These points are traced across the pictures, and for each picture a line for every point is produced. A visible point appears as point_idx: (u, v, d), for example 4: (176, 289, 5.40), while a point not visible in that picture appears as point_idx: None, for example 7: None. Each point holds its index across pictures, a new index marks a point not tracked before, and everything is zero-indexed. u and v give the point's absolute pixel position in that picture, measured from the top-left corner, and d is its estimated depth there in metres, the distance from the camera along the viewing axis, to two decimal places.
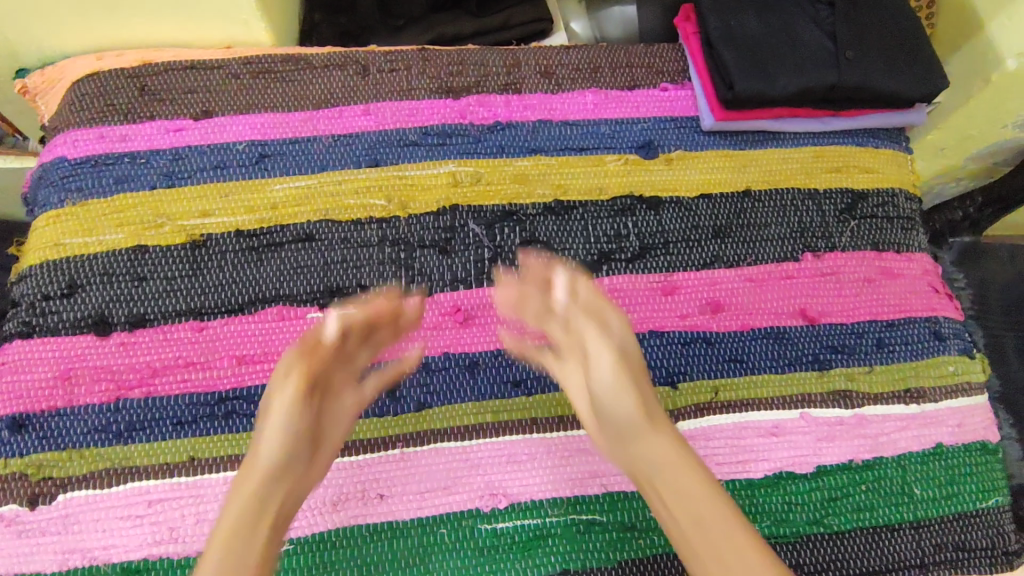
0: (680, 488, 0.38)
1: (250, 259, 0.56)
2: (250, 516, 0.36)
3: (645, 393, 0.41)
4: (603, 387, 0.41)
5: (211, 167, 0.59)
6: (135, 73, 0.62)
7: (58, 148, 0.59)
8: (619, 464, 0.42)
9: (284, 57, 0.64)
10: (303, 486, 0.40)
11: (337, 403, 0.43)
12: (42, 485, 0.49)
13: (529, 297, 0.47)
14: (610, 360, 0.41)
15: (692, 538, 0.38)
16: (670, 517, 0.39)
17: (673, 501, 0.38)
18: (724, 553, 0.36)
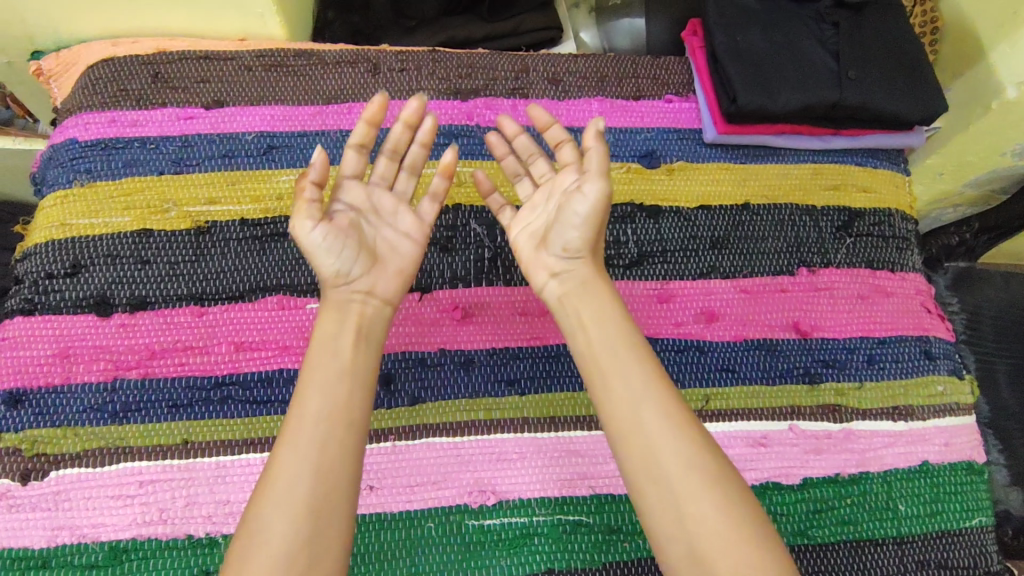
0: (608, 326, 0.46)
1: (253, 248, 0.57)
2: (327, 338, 0.45)
3: (599, 233, 0.49)
4: (571, 222, 0.48)
5: (220, 155, 0.60)
6: (149, 60, 0.63)
7: (69, 130, 0.60)
8: (545, 282, 0.50)
9: (296, 51, 0.65)
10: (378, 283, 0.48)
11: (392, 216, 0.51)
12: (35, 461, 0.50)
13: (525, 150, 0.56)
14: (591, 208, 0.48)
15: (604, 364, 0.45)
16: (585, 341, 0.46)
17: (597, 333, 0.46)
18: (634, 387, 0.43)
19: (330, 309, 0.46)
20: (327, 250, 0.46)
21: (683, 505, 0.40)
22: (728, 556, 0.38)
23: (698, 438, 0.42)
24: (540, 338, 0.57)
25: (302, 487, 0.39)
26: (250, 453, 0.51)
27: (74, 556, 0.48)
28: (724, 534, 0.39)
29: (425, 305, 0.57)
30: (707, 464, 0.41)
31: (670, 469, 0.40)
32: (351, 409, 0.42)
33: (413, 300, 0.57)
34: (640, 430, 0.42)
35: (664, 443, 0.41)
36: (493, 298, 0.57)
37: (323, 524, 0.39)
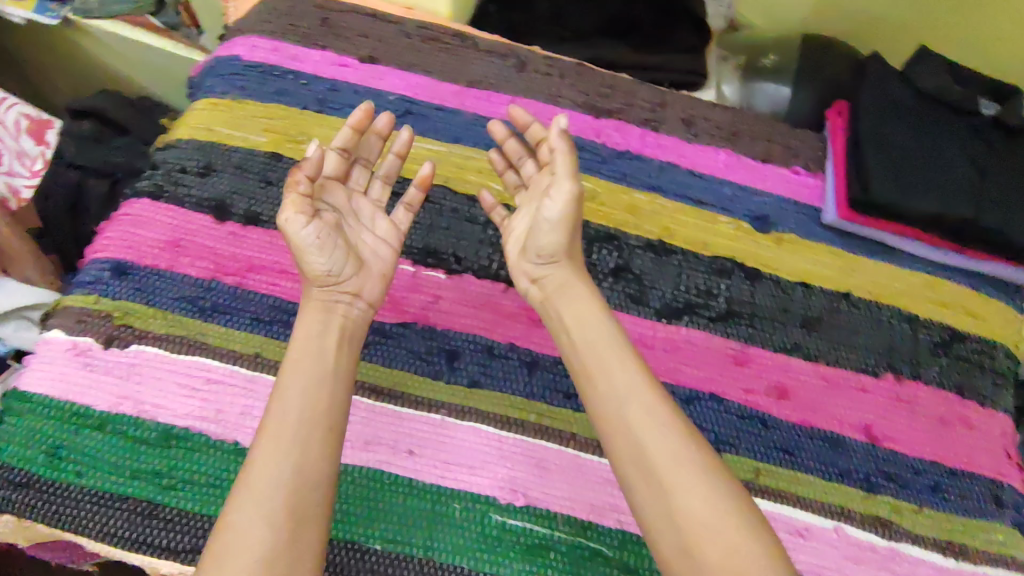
0: (592, 326, 0.49)
1: None
2: (310, 346, 0.47)
3: (574, 236, 0.52)
4: (548, 231, 0.52)
5: (360, 107, 0.63)
6: (323, 6, 0.68)
7: (237, 48, 0.65)
8: (528, 288, 0.54)
9: (454, 32, 0.69)
10: (365, 286, 0.52)
11: (370, 222, 0.55)
12: (121, 330, 0.52)
13: (514, 151, 0.59)
14: (561, 215, 0.51)
15: (590, 361, 0.47)
16: (570, 342, 0.49)
17: (580, 334, 0.49)
18: (616, 383, 0.46)
19: (319, 316, 0.49)
20: (319, 249, 0.49)
21: (671, 497, 0.41)
22: (717, 540, 0.39)
23: (680, 429, 0.44)
24: None
25: (280, 493, 0.41)
26: None
27: (128, 427, 0.50)
28: (710, 519, 0.40)
29: (507, 298, 0.58)
30: (689, 455, 0.43)
31: (654, 461, 0.43)
32: (331, 412, 0.45)
33: (498, 290, 0.58)
34: (623, 424, 0.44)
35: (647, 434, 0.44)
36: None
37: (302, 529, 0.40)
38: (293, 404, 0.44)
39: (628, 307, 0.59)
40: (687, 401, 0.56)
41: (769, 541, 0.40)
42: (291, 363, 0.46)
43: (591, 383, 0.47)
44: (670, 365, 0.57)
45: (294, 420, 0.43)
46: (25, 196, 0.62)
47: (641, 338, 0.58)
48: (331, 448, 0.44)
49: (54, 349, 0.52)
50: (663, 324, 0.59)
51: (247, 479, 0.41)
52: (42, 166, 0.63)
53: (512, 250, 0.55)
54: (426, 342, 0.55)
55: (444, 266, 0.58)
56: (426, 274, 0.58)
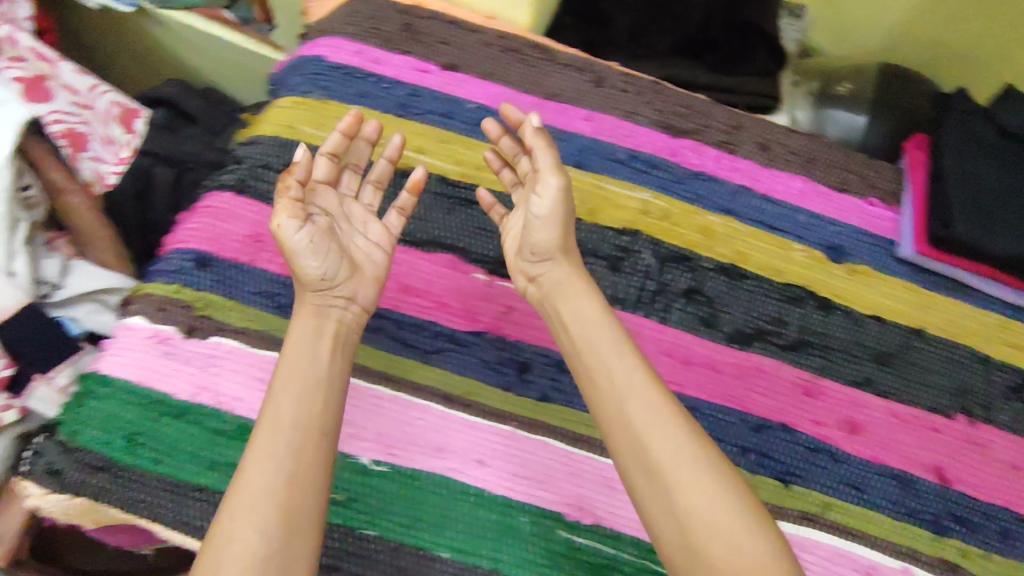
0: (593, 324, 0.47)
1: (443, 205, 0.60)
2: (304, 346, 0.46)
3: (568, 235, 0.51)
4: (544, 229, 0.50)
5: (440, 114, 0.64)
6: (406, 11, 0.68)
7: (320, 49, 0.66)
8: (525, 287, 0.52)
9: (534, 43, 0.69)
10: (358, 291, 0.50)
11: (363, 226, 0.53)
12: (202, 321, 0.53)
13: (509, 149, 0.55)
14: (554, 209, 0.50)
15: (591, 361, 0.46)
16: (570, 341, 0.48)
17: (582, 333, 0.47)
18: (618, 382, 0.44)
19: (313, 317, 0.48)
20: (312, 251, 0.48)
21: (678, 503, 0.40)
22: (728, 547, 0.38)
23: (687, 431, 0.42)
24: (678, 385, 0.57)
25: (272, 500, 0.39)
26: (385, 387, 0.53)
27: (207, 418, 0.50)
28: (721, 526, 0.38)
29: None
30: (695, 455, 0.41)
31: (659, 464, 0.41)
32: (324, 417, 0.43)
33: None
34: (627, 428, 0.42)
35: (651, 437, 0.42)
36: (646, 330, 0.58)
37: (294, 534, 0.39)
38: (285, 409, 0.43)
39: (699, 329, 0.59)
40: (756, 429, 0.56)
41: (782, 552, 0.38)
42: (281, 365, 0.45)
43: (594, 388, 0.45)
44: (740, 392, 0.57)
45: (284, 422, 0.42)
46: (108, 180, 0.72)
47: (712, 363, 0.58)
48: (324, 454, 0.42)
49: (136, 337, 0.53)
50: (734, 350, 0.58)
51: (238, 488, 0.40)
52: (127, 155, 0.73)
53: (512, 254, 0.54)
54: (498, 353, 0.56)
55: None
56: (500, 284, 0.58)
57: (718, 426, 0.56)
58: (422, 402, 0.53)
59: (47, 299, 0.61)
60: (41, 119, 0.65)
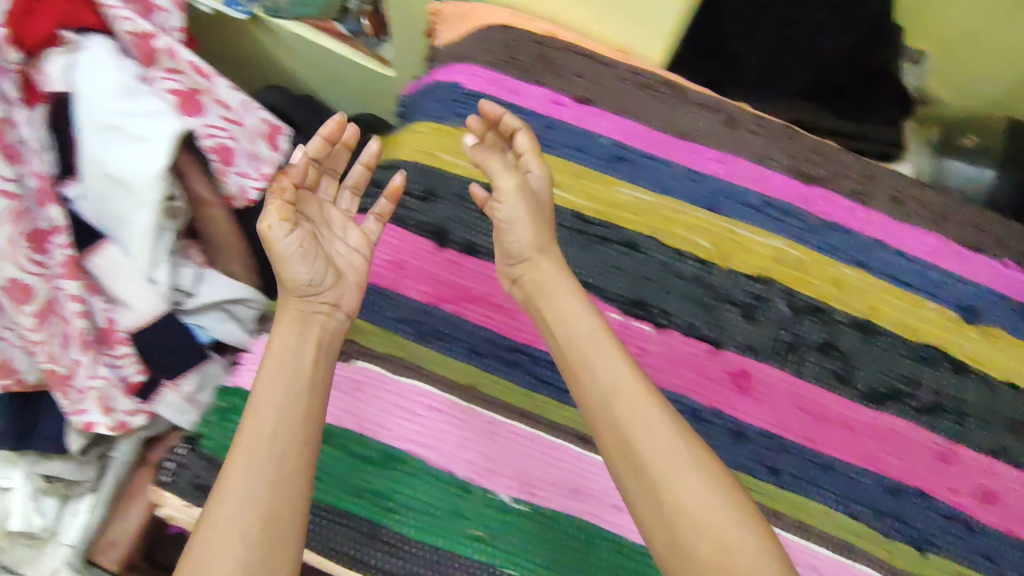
0: (577, 324, 0.48)
1: (578, 241, 0.61)
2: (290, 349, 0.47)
3: (543, 233, 0.53)
4: (514, 230, 0.52)
5: (575, 147, 0.64)
6: (541, 41, 0.68)
7: (456, 75, 0.66)
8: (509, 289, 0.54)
9: (666, 80, 0.68)
10: (345, 295, 0.51)
11: (342, 231, 0.54)
12: (346, 344, 0.55)
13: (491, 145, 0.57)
14: (525, 208, 0.53)
15: (578, 362, 0.47)
16: (560, 340, 0.49)
17: (568, 333, 0.49)
18: (605, 386, 0.45)
19: (297, 322, 0.48)
20: (302, 257, 0.49)
21: (665, 506, 0.41)
22: (715, 548, 0.39)
23: (672, 430, 0.43)
24: (812, 441, 0.56)
25: (255, 506, 0.40)
26: (523, 424, 0.53)
27: (353, 443, 0.52)
28: (705, 525, 0.40)
29: (715, 361, 0.58)
30: (683, 452, 0.43)
31: (649, 465, 0.42)
32: (308, 421, 0.45)
33: (706, 351, 0.58)
34: (616, 433, 0.44)
35: (640, 437, 0.43)
36: (781, 383, 0.57)
37: (278, 533, 0.40)
38: (268, 414, 0.44)
39: (833, 386, 0.58)
40: (892, 492, 0.55)
41: (767, 552, 0.40)
42: (267, 370, 0.46)
43: (584, 398, 0.46)
44: (874, 452, 0.56)
45: (270, 425, 0.43)
46: (250, 196, 0.64)
47: (846, 421, 0.57)
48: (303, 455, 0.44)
49: None
50: (869, 409, 0.58)
51: (221, 494, 0.41)
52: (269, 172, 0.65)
53: (496, 263, 0.55)
54: None
55: (652, 320, 0.58)
56: (636, 325, 0.58)
57: (852, 485, 0.55)
58: (559, 441, 0.53)
59: (179, 306, 0.63)
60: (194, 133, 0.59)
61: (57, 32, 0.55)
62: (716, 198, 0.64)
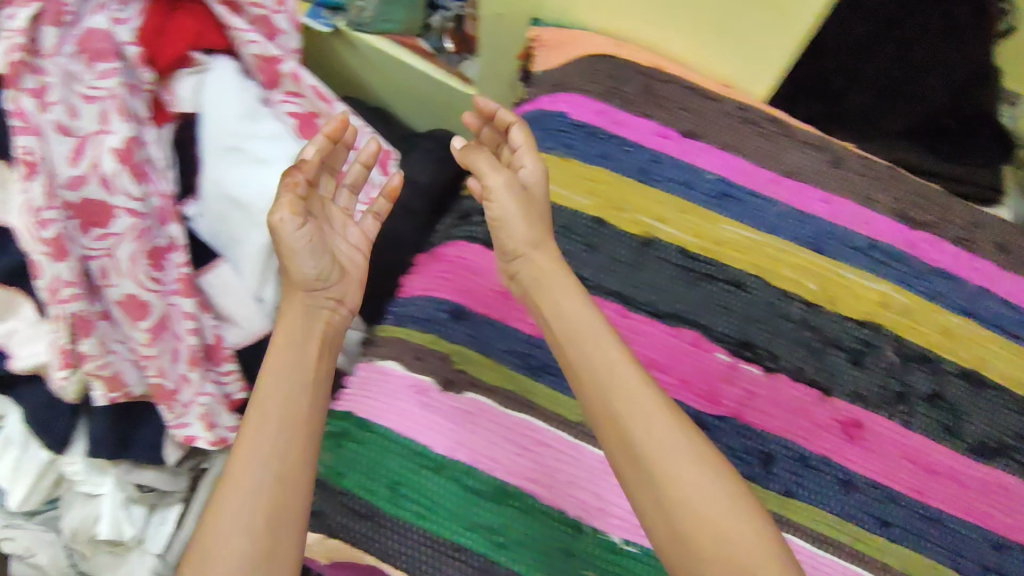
0: (575, 318, 0.51)
1: (685, 279, 0.61)
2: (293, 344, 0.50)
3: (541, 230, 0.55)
4: (509, 227, 0.54)
5: (680, 182, 0.64)
6: (645, 72, 0.69)
7: (561, 104, 0.67)
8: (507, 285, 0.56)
9: (771, 116, 0.69)
10: (347, 293, 0.56)
11: (343, 230, 0.58)
12: (457, 374, 0.55)
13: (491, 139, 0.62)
14: (517, 205, 0.55)
15: (572, 352, 0.50)
16: (558, 330, 0.51)
17: (564, 322, 0.51)
18: (598, 375, 0.48)
19: (303, 318, 0.52)
20: (311, 252, 0.52)
21: (663, 496, 0.43)
22: (714, 538, 0.41)
23: (668, 422, 0.45)
24: (919, 493, 0.55)
25: (261, 494, 0.44)
26: None
27: (466, 476, 0.52)
28: (703, 513, 0.42)
29: (822, 408, 0.58)
30: (681, 442, 0.45)
31: (646, 455, 0.44)
32: (309, 414, 0.48)
33: (813, 398, 0.58)
34: (616, 424, 0.46)
35: (637, 428, 0.45)
36: (889, 433, 0.57)
37: (283, 518, 0.44)
38: (274, 406, 0.47)
39: (941, 438, 0.57)
40: (997, 547, 0.55)
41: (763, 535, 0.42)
42: (273, 365, 0.49)
43: (586, 393, 0.48)
44: (982, 508, 0.56)
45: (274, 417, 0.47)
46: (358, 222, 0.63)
47: (954, 474, 0.56)
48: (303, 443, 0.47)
49: (394, 382, 0.56)
50: (978, 463, 0.57)
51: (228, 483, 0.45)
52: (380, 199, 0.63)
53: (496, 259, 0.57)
54: (743, 442, 0.56)
55: (760, 363, 0.59)
56: (745, 368, 0.58)
57: (959, 540, 0.54)
58: None
59: None
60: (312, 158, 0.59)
61: (189, 53, 0.56)
62: (821, 240, 0.63)
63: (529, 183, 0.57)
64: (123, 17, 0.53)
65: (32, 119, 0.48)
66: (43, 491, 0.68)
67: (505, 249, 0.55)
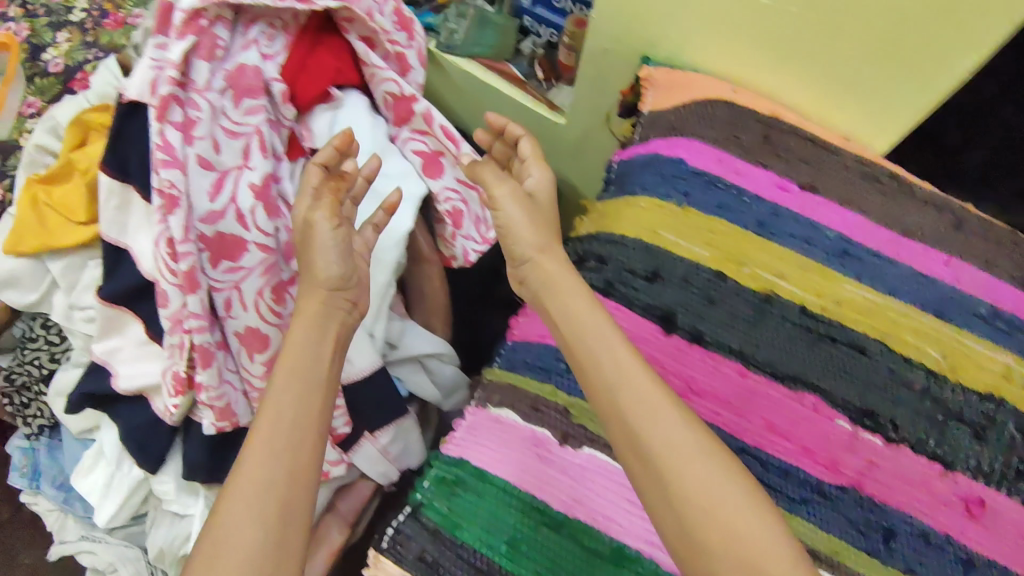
0: (584, 319, 0.52)
1: (804, 340, 0.59)
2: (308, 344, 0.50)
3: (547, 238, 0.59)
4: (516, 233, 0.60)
5: (799, 237, 0.63)
6: (764, 121, 0.68)
7: (679, 150, 0.66)
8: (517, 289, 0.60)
9: (890, 172, 0.68)
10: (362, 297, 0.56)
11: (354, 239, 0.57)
12: (576, 430, 0.55)
13: (502, 153, 0.69)
14: (523, 210, 0.60)
15: (585, 355, 0.50)
16: (568, 333, 0.52)
17: (575, 326, 0.52)
18: (610, 378, 0.48)
19: (319, 316, 0.52)
20: (335, 254, 0.54)
21: (672, 494, 0.43)
22: (724, 538, 0.41)
23: (679, 421, 0.46)
24: None
25: (273, 491, 0.43)
26: None
27: (585, 536, 0.51)
28: (713, 511, 0.42)
29: (943, 482, 0.55)
30: (690, 440, 0.45)
31: (656, 453, 0.45)
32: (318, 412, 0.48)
33: (934, 471, 0.56)
34: (626, 425, 0.46)
35: (647, 426, 0.46)
36: (1012, 512, 0.54)
37: (292, 517, 0.43)
38: (285, 403, 0.46)
39: None
40: None
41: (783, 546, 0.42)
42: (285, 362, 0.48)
43: (597, 395, 0.49)
44: None
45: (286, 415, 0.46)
46: (470, 258, 0.67)
47: None
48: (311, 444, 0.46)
49: (512, 434, 0.56)
50: None
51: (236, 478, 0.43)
52: (491, 236, 0.67)
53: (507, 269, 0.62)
54: (864, 514, 0.54)
55: (882, 433, 0.57)
56: (866, 437, 0.57)
57: None
58: None
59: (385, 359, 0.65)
60: (434, 194, 0.65)
61: (329, 89, 0.61)
62: (942, 304, 0.62)
63: (535, 190, 0.63)
64: (270, 53, 0.57)
65: (177, 152, 0.51)
66: (132, 507, 0.69)
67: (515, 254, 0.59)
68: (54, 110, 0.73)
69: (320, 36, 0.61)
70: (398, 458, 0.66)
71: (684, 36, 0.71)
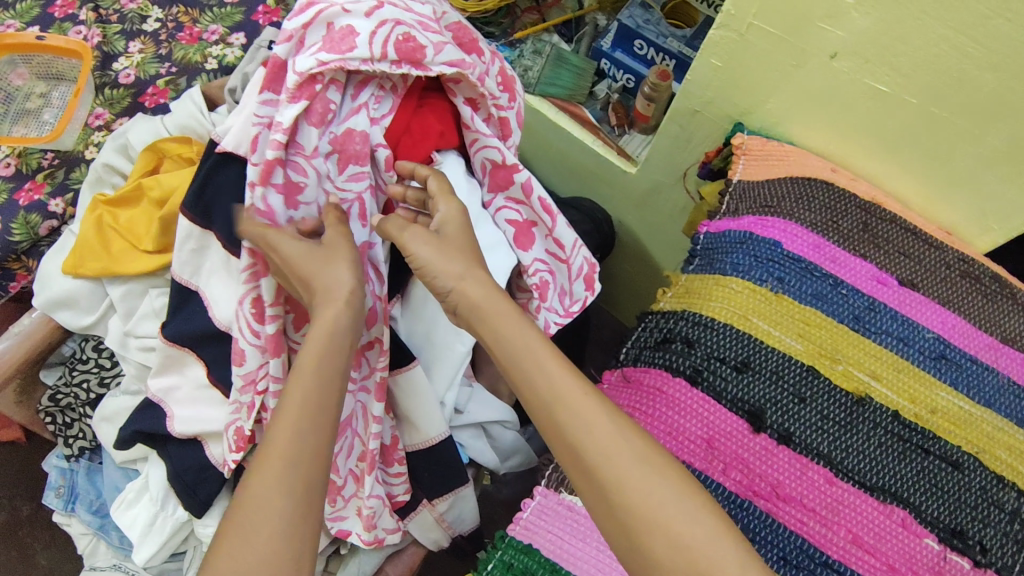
0: (514, 338, 0.46)
1: (897, 450, 0.56)
2: (338, 334, 0.46)
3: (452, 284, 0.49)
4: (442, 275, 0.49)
5: (897, 336, 0.60)
6: (864, 207, 0.65)
7: (775, 231, 0.63)
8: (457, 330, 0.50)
9: (993, 273, 0.64)
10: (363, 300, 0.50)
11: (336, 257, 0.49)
12: None
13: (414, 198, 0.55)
14: (431, 247, 0.50)
15: (514, 374, 0.45)
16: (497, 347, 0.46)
17: (503, 346, 0.46)
18: (546, 396, 0.44)
19: (347, 321, 0.47)
20: (343, 264, 0.49)
21: (614, 504, 0.40)
22: (667, 544, 0.39)
23: (618, 432, 0.42)
24: None
25: (302, 460, 0.40)
26: None
27: None
28: (653, 517, 0.39)
29: None
30: (633, 450, 0.41)
31: (594, 464, 0.41)
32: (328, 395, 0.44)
33: None
34: (559, 435, 0.43)
35: (582, 437, 0.42)
36: None
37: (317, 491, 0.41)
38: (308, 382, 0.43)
39: None
40: None
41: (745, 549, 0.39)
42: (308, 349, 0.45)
43: (531, 405, 0.44)
44: None
45: (313, 398, 0.43)
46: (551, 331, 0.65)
47: None
48: (331, 432, 0.43)
49: (585, 525, 0.53)
50: None
51: (265, 451, 0.40)
52: (576, 310, 0.66)
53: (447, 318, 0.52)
54: None
55: (970, 555, 0.52)
56: (954, 560, 0.52)
57: None
58: None
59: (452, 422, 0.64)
60: (523, 267, 0.62)
61: (430, 153, 0.58)
62: None
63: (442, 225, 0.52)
64: (376, 115, 0.53)
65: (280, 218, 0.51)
66: (172, 546, 0.67)
67: (434, 288, 0.50)
68: (126, 129, 0.72)
69: (426, 95, 0.57)
70: (451, 525, 0.65)
71: (782, 110, 0.67)
